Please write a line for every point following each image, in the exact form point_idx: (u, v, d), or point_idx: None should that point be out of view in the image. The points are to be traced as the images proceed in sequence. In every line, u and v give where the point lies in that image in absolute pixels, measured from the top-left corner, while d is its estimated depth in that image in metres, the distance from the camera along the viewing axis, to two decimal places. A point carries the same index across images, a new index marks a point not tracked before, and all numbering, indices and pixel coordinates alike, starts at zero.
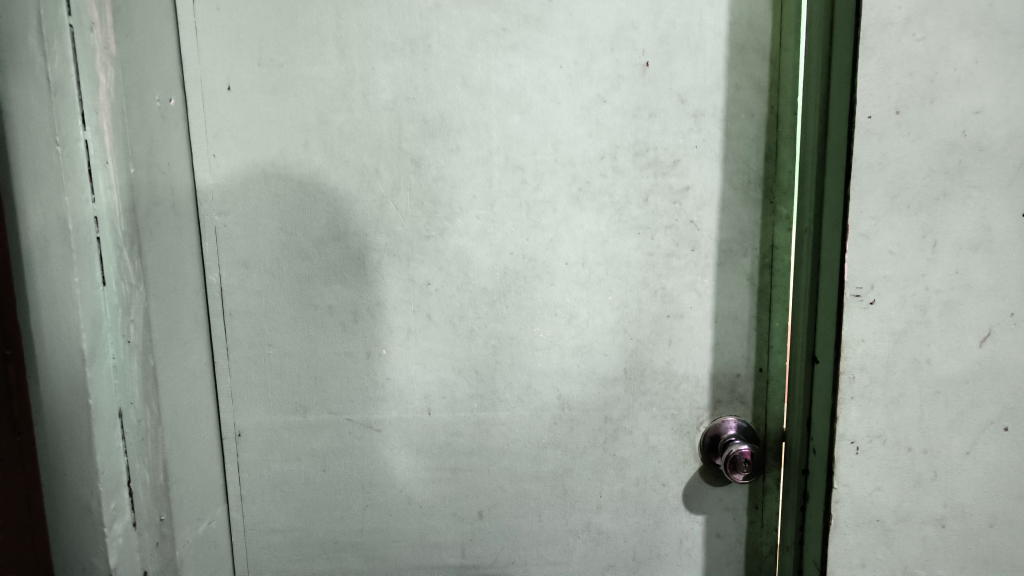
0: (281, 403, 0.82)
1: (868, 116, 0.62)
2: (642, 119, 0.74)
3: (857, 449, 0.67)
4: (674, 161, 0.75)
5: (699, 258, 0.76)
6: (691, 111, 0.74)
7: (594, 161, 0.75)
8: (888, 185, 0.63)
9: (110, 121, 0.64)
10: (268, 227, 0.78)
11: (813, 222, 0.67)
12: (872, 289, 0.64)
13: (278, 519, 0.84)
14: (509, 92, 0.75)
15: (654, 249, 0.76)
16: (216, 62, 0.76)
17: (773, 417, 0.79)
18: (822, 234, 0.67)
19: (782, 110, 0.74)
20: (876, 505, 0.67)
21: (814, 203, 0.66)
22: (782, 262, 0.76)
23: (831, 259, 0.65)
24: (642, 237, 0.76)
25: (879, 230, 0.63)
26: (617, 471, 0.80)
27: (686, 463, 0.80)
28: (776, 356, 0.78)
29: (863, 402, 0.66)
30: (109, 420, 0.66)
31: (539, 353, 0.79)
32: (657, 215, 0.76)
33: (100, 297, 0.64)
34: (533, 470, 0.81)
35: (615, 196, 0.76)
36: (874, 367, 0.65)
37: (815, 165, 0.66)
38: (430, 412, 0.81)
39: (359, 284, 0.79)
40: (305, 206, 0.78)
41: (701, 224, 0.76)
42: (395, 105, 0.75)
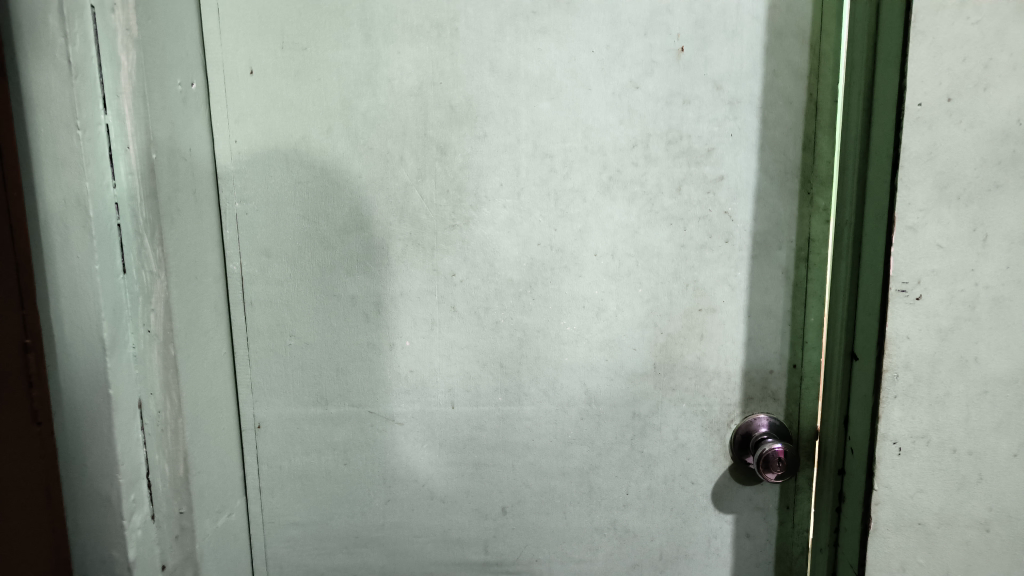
0: (301, 395, 0.80)
1: (918, 103, 0.59)
2: (675, 105, 0.72)
3: (899, 450, 0.64)
4: (709, 149, 0.73)
5: (733, 250, 0.74)
6: (726, 98, 0.72)
7: (625, 149, 0.73)
8: (937, 176, 0.60)
9: (132, 105, 0.63)
10: (290, 215, 0.77)
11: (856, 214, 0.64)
12: (918, 284, 0.62)
13: (297, 513, 0.83)
14: (539, 77, 0.73)
15: (686, 241, 0.74)
16: (239, 45, 0.74)
17: (806, 415, 0.77)
18: (865, 226, 0.64)
19: (822, 98, 0.71)
20: (918, 507, 0.65)
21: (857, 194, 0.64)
22: (818, 255, 0.74)
23: (875, 252, 0.63)
24: (674, 228, 0.74)
25: (927, 222, 0.61)
26: (645, 468, 0.79)
27: (716, 462, 0.78)
28: (810, 352, 0.75)
29: (906, 401, 0.63)
30: (129, 410, 0.65)
31: (566, 347, 0.77)
32: (690, 206, 0.74)
33: (120, 285, 0.63)
34: (559, 466, 0.79)
35: (647, 185, 0.74)
36: (919, 365, 0.63)
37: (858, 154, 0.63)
38: (453, 405, 0.79)
39: (383, 274, 0.77)
40: (328, 194, 0.76)
41: (735, 215, 0.74)
42: (421, 91, 0.73)
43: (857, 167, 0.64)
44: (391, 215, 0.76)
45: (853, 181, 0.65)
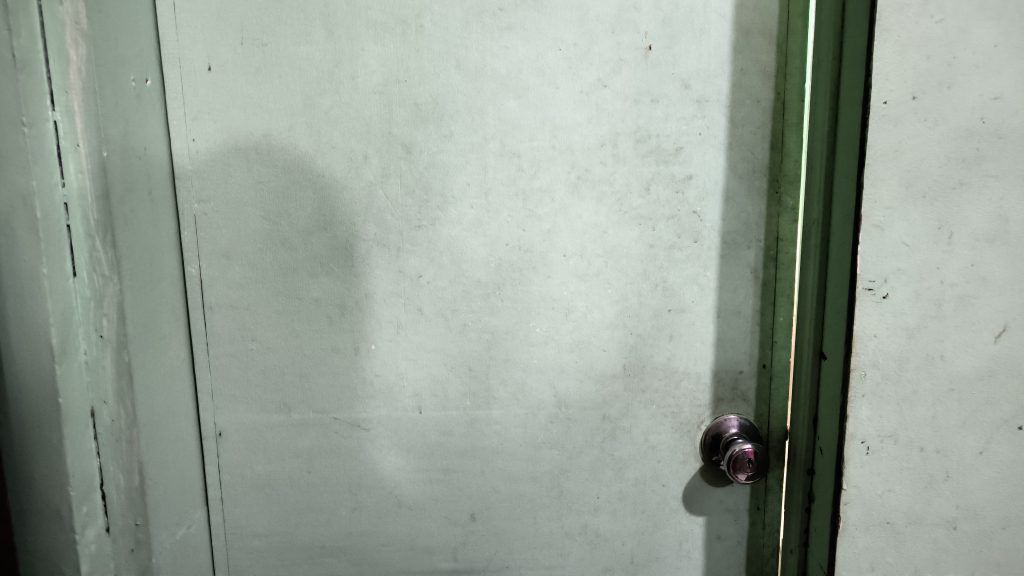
0: (263, 401, 0.78)
1: (883, 101, 0.59)
2: (644, 104, 0.71)
3: (868, 450, 0.64)
4: (677, 148, 0.72)
5: (702, 250, 0.74)
6: (694, 96, 0.71)
7: (593, 148, 0.72)
8: (903, 174, 0.60)
9: (83, 101, 0.61)
10: (249, 215, 0.74)
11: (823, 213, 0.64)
12: (885, 282, 0.61)
13: (260, 523, 0.80)
14: (506, 75, 0.71)
15: (655, 241, 0.73)
16: (196, 40, 0.72)
17: (776, 415, 0.77)
18: (832, 224, 0.64)
19: (789, 97, 0.71)
20: (887, 507, 0.65)
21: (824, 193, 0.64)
22: (787, 254, 0.74)
23: (842, 251, 0.63)
24: (643, 228, 0.73)
25: (893, 220, 0.61)
26: (615, 472, 0.78)
27: (686, 464, 0.77)
28: (779, 352, 0.75)
29: (875, 400, 0.63)
30: (81, 420, 0.64)
31: (535, 349, 0.76)
32: (659, 205, 0.73)
33: (71, 289, 0.62)
34: (528, 470, 0.78)
35: (616, 185, 0.73)
36: (887, 364, 0.62)
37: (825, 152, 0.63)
38: (421, 410, 0.77)
39: (346, 276, 0.75)
40: (290, 193, 0.74)
41: (704, 214, 0.73)
42: (385, 88, 0.72)
43: (823, 165, 0.64)
44: (355, 216, 0.74)
45: (820, 180, 0.64)
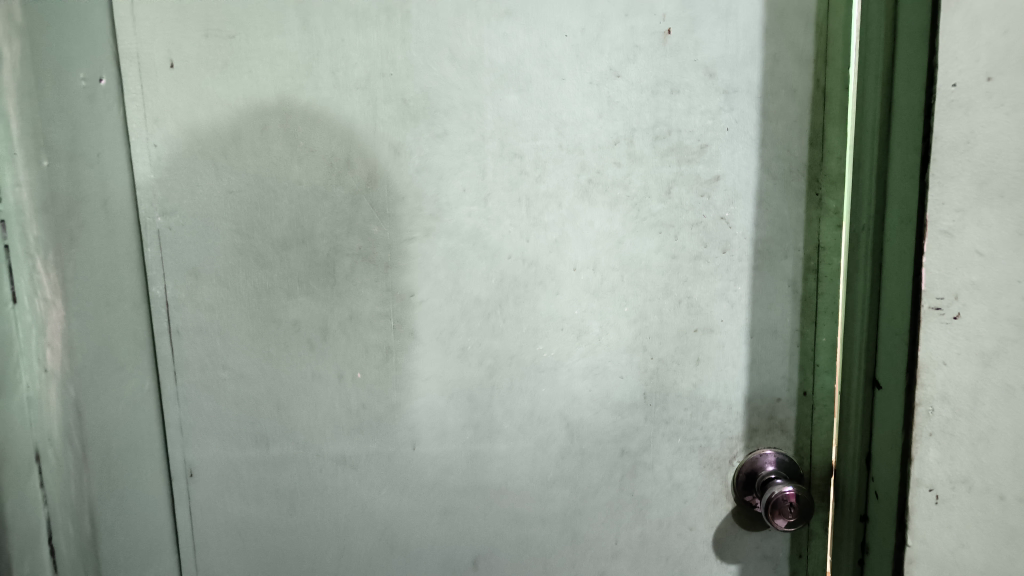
0: (239, 434, 0.69)
1: (952, 84, 0.51)
2: (662, 95, 0.62)
3: (937, 499, 0.55)
4: (701, 146, 0.63)
5: (731, 261, 0.64)
6: (720, 86, 0.62)
7: (605, 146, 0.63)
8: (975, 170, 0.50)
9: (19, 105, 0.55)
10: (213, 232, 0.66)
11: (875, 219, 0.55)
12: (955, 300, 0.52)
13: (236, 570, 0.72)
14: (505, 66, 0.63)
15: (678, 251, 0.64)
16: (155, 34, 0.63)
17: (820, 449, 0.67)
18: (886, 231, 0.55)
19: (831, 84, 0.62)
20: (960, 565, 0.55)
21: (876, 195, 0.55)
22: (830, 265, 0.64)
23: (901, 264, 0.54)
24: (664, 237, 0.64)
25: (965, 225, 0.51)
26: (636, 513, 0.68)
27: (717, 504, 0.68)
28: (822, 377, 0.66)
29: (944, 439, 0.54)
30: (25, 465, 0.57)
31: (543, 376, 0.67)
32: (682, 210, 0.64)
33: (11, 316, 0.55)
34: (538, 512, 0.69)
35: (632, 188, 0.64)
36: (958, 397, 0.53)
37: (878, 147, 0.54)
38: (414, 445, 0.68)
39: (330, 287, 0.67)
40: (263, 202, 0.66)
41: (733, 220, 0.64)
42: (368, 83, 0.63)
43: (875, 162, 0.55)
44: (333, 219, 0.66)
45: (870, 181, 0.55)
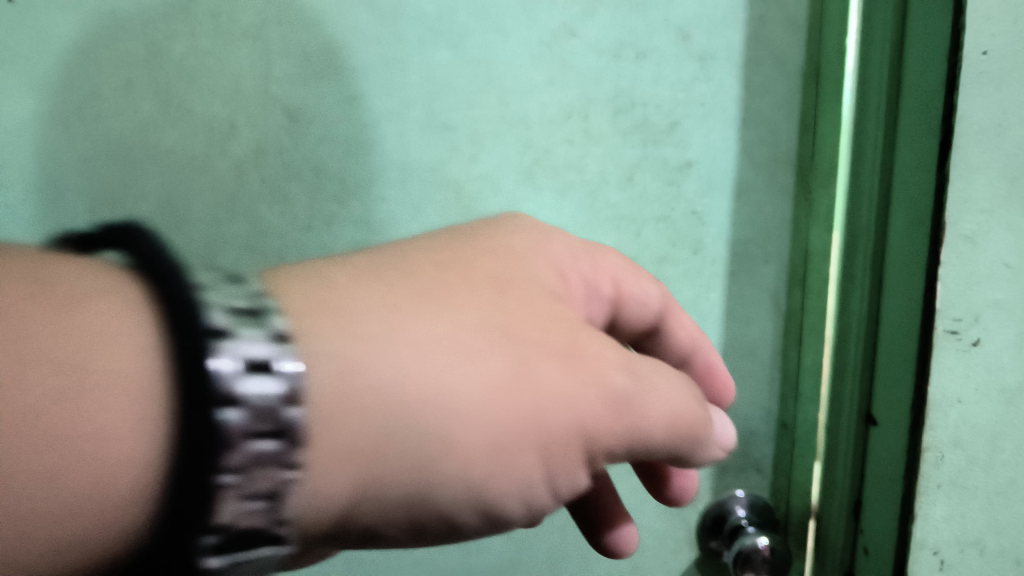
0: None
1: (983, 51, 0.40)
2: (625, 61, 0.51)
3: (941, 564, 0.46)
4: (670, 124, 0.52)
5: (704, 263, 0.54)
6: (696, 52, 0.51)
7: (555, 122, 0.52)
8: (1008, 161, 0.41)
9: None
10: (335, 267, 0.27)
11: (880, 223, 0.48)
12: (976, 323, 0.43)
13: None
14: (434, 15, 0.50)
15: (638, 250, 0.54)
16: None
17: (801, 490, 0.57)
18: (892, 239, 0.46)
19: (827, 56, 0.52)
20: None
21: (883, 197, 0.47)
22: (818, 275, 0.54)
23: (907, 277, 0.44)
24: (622, 234, 0.54)
25: (991, 229, 0.42)
26: (582, 562, 0.58)
27: (677, 553, 0.57)
28: (806, 408, 0.56)
29: (954, 492, 0.44)
30: None
31: None
32: (645, 202, 0.53)
33: None
34: (464, 561, 0.57)
35: (587, 173, 0.53)
36: (974, 442, 0.44)
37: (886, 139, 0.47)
38: None
39: (554, 469, 0.27)
40: (127, 177, 0.52)
41: (706, 217, 0.53)
42: (261, 31, 0.50)
43: (881, 163, 0.47)
44: (628, 368, 0.29)
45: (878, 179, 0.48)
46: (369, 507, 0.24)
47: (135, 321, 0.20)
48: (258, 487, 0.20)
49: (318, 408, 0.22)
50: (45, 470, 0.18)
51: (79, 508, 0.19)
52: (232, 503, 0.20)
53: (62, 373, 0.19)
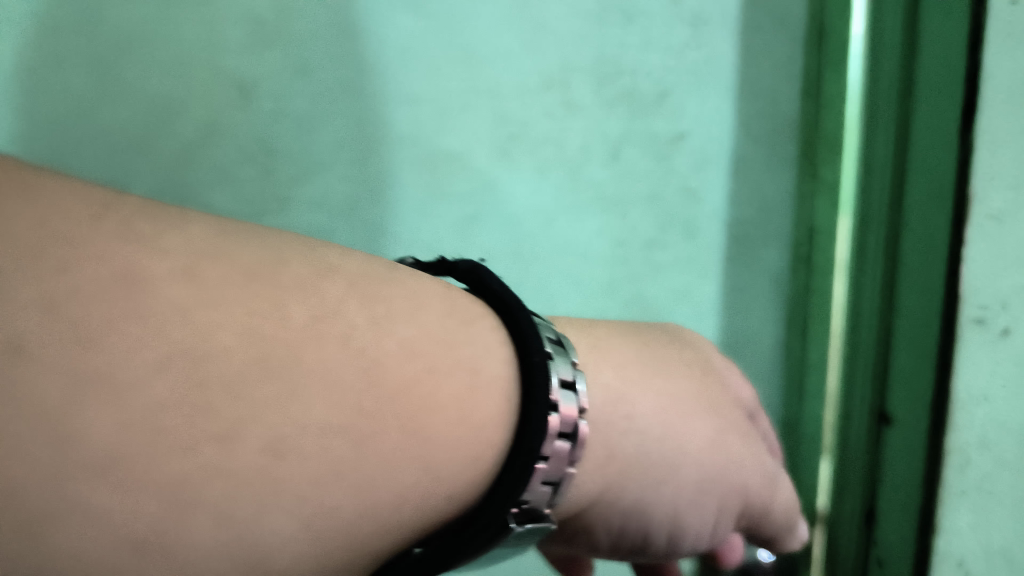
0: None
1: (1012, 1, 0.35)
2: (611, 25, 0.47)
3: None
4: (661, 93, 0.48)
5: (696, 249, 0.52)
6: (687, 16, 0.47)
7: (532, 92, 0.47)
8: None
9: None
10: (684, 356, 0.30)
11: (892, 206, 0.44)
12: (1005, 309, 0.38)
13: None
14: None
15: (625, 234, 0.51)
16: None
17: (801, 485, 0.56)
18: (907, 222, 0.42)
19: (832, 17, 0.48)
20: None
21: (895, 176, 0.43)
22: (824, 258, 0.52)
23: (925, 265, 0.40)
24: (609, 215, 0.50)
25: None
26: None
27: None
28: (810, 404, 0.55)
29: (981, 499, 0.39)
30: None
31: None
32: (633, 179, 0.50)
33: None
34: None
35: (569, 148, 0.49)
36: (1002, 443, 0.39)
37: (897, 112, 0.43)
38: None
39: (723, 517, 0.28)
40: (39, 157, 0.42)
41: (700, 194, 0.51)
42: None
43: (894, 136, 0.43)
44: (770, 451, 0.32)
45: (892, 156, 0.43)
46: (599, 512, 0.26)
47: (495, 343, 0.23)
48: (557, 474, 0.22)
49: (595, 428, 0.25)
50: (373, 475, 0.20)
51: (370, 514, 0.20)
52: (543, 487, 0.22)
53: (332, 369, 0.20)
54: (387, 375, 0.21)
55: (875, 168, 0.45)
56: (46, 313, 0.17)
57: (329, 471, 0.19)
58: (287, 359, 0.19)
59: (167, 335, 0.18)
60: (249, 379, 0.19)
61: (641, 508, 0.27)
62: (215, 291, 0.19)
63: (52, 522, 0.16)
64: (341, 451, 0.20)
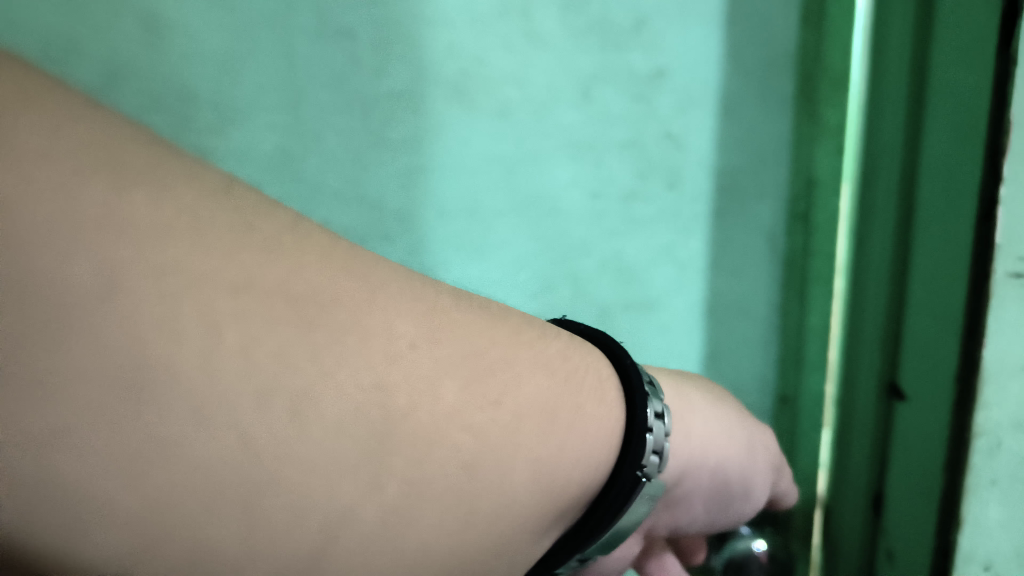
0: None
1: None
2: None
3: None
4: (637, 19, 0.41)
5: (680, 203, 0.45)
6: None
7: (489, 19, 0.40)
8: None
9: None
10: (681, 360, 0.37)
11: (908, 147, 0.38)
12: None
13: None
14: None
15: (601, 185, 0.44)
16: None
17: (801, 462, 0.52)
18: (924, 165, 0.36)
19: None
20: None
21: (911, 112, 0.38)
22: (825, 212, 0.47)
23: (946, 211, 0.34)
24: (582, 164, 0.43)
25: None
26: None
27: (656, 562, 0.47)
28: (811, 376, 0.50)
29: (1015, 491, 0.33)
30: None
31: None
32: (608, 122, 0.43)
33: None
34: None
35: (531, 87, 0.41)
36: None
37: (914, 36, 0.37)
38: None
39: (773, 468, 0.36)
40: None
41: (684, 139, 0.44)
42: None
43: (911, 63, 0.37)
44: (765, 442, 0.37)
45: (909, 90, 0.38)
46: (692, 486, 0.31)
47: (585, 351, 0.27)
48: (659, 447, 0.27)
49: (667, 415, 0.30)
50: (557, 446, 0.23)
51: (566, 472, 0.24)
52: (653, 455, 0.26)
53: (490, 360, 0.23)
54: (550, 373, 0.24)
55: (891, 107, 0.40)
56: (113, 233, 0.17)
57: (538, 449, 0.23)
58: (479, 349, 0.22)
59: (207, 299, 0.18)
60: (398, 378, 0.20)
61: (712, 476, 0.32)
62: (332, 301, 0.20)
63: (77, 442, 0.16)
64: (540, 443, 0.23)
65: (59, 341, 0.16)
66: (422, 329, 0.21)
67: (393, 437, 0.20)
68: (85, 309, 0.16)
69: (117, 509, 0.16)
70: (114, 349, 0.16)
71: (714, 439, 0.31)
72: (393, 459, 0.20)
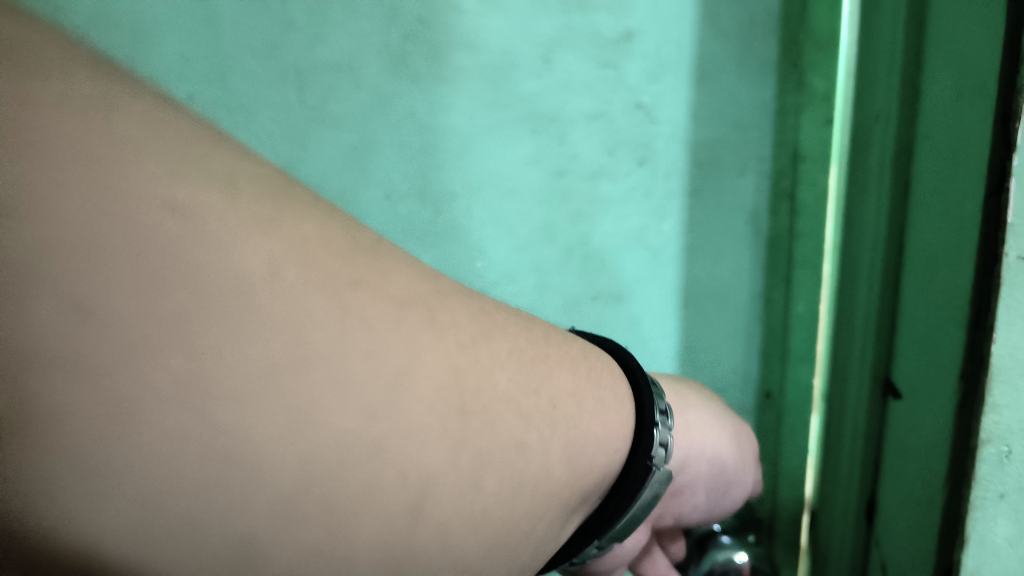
0: None
1: None
2: None
3: None
4: None
5: (651, 181, 0.41)
6: None
7: None
8: None
9: None
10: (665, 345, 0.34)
11: (909, 114, 0.33)
12: None
13: None
14: None
15: (564, 162, 0.39)
16: None
17: (787, 462, 0.48)
18: (928, 134, 0.32)
19: None
20: None
21: (913, 73, 0.33)
22: (812, 189, 0.42)
23: (951, 187, 0.29)
24: (542, 140, 0.39)
25: None
26: None
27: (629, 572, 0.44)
28: (799, 368, 0.46)
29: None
30: None
31: None
32: (571, 92, 0.38)
33: None
34: None
35: (483, 54, 0.37)
36: None
37: None
38: None
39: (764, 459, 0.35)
40: None
41: (654, 110, 0.39)
42: None
43: (908, 15, 0.33)
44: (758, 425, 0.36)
45: (910, 47, 0.33)
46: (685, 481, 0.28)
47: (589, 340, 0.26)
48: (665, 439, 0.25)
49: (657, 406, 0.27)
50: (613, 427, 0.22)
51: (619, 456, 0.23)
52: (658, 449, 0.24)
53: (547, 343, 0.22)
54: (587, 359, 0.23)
55: (890, 67, 0.35)
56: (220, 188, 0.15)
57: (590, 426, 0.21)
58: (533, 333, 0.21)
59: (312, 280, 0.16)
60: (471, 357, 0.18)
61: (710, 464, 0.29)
62: (418, 293, 0.18)
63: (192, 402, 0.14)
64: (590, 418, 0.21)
65: (157, 286, 0.14)
66: (482, 323, 0.19)
67: (460, 435, 0.17)
68: (176, 255, 0.14)
69: (185, 501, 0.14)
70: (219, 305, 0.14)
71: (711, 428, 0.29)
72: (471, 451, 0.17)
